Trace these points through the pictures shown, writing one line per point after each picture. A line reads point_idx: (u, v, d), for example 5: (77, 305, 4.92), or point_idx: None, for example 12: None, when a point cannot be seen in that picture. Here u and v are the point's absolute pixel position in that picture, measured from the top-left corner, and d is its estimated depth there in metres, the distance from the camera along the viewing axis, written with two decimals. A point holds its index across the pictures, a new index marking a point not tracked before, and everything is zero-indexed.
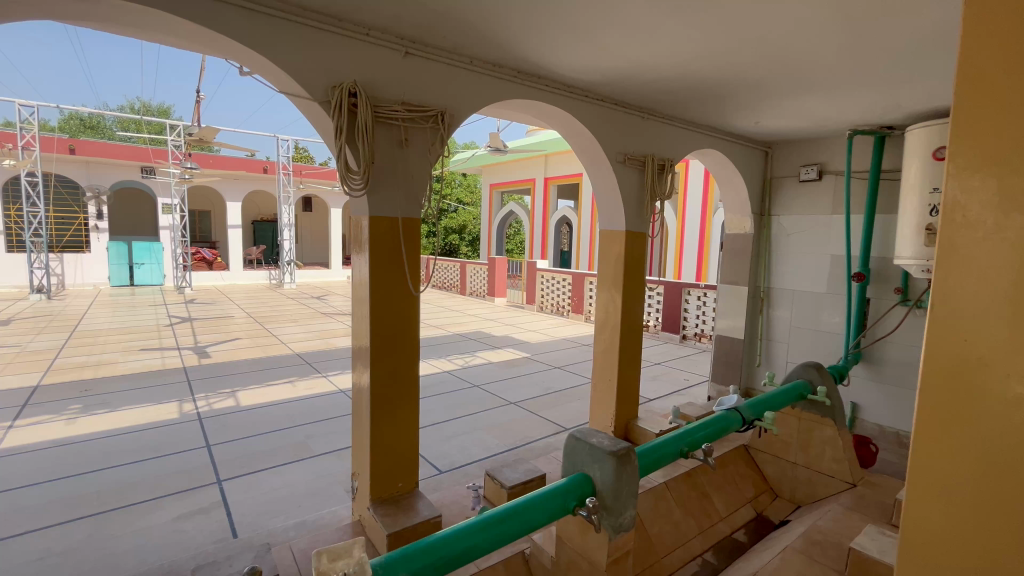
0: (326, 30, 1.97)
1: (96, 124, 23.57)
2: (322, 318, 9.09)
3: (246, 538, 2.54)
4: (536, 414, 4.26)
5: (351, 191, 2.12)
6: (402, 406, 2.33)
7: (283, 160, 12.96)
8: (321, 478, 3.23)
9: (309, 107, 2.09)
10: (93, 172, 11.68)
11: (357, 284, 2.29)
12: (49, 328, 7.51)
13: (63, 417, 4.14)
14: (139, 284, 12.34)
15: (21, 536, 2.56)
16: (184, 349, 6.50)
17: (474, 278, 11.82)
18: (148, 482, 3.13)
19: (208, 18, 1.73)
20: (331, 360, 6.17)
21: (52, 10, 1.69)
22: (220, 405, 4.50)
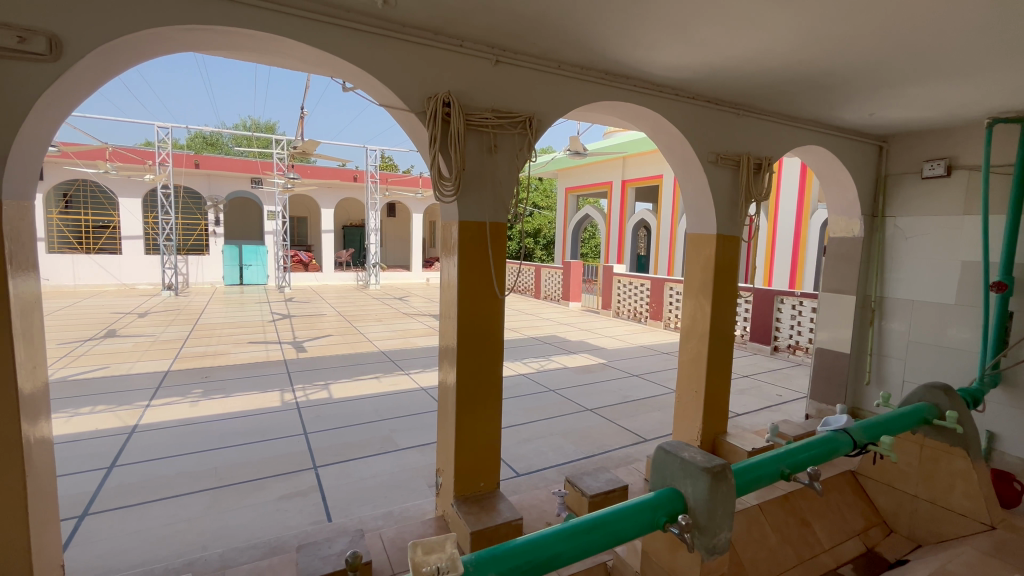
0: (424, 45, 2.07)
1: (216, 141, 26.64)
2: (403, 317, 9.55)
3: (340, 523, 2.72)
4: (614, 422, 4.16)
5: (442, 198, 2.20)
6: (486, 408, 2.37)
7: (371, 169, 13.81)
8: (405, 471, 3.38)
9: (406, 118, 2.20)
10: (213, 183, 13.20)
11: (446, 287, 2.37)
12: (177, 321, 8.59)
13: (188, 399, 4.71)
14: (247, 283, 13.73)
15: (158, 502, 2.93)
16: (284, 343, 7.13)
17: (548, 281, 11.82)
18: (256, 463, 3.46)
19: (321, 40, 1.88)
20: (413, 358, 6.46)
21: (195, 45, 1.93)
22: (315, 396, 4.88)
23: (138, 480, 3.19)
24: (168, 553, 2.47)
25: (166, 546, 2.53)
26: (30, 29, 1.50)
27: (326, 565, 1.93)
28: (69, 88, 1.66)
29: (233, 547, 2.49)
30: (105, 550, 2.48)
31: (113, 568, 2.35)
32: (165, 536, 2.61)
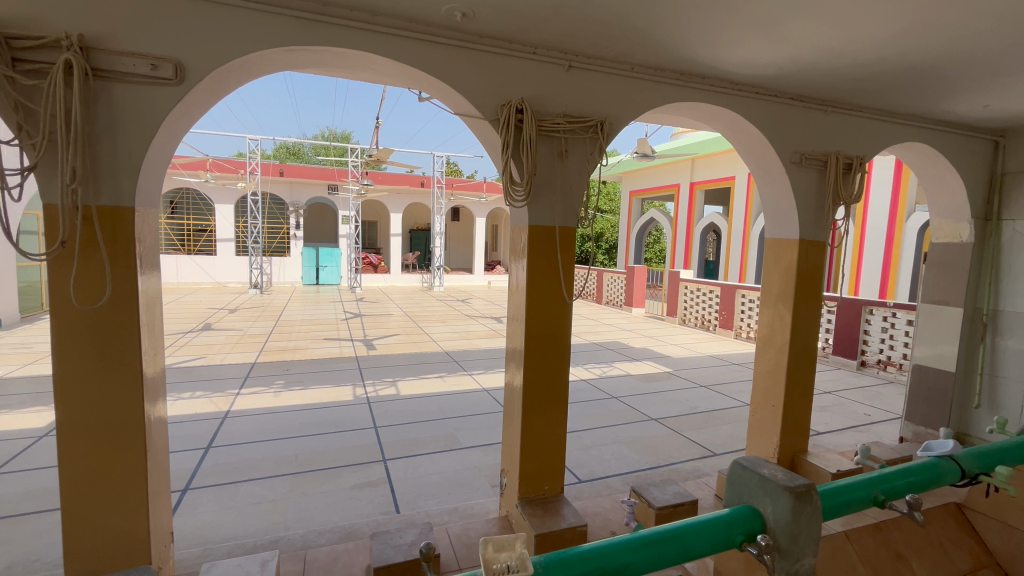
0: (498, 54, 2.12)
1: (298, 151, 28.70)
2: (466, 319, 9.78)
3: (408, 515, 2.83)
4: (681, 434, 4.01)
5: (513, 202, 2.24)
6: (552, 412, 2.38)
7: (438, 174, 14.26)
8: (469, 469, 3.46)
9: (480, 125, 2.26)
10: (295, 190, 14.23)
11: (514, 289, 2.41)
12: (262, 317, 9.33)
13: (272, 389, 5.11)
14: (323, 283, 14.58)
15: (246, 482, 3.20)
16: (356, 341, 7.53)
17: (611, 286, 11.61)
18: (332, 452, 3.68)
19: (404, 54, 1.99)
20: (475, 359, 6.59)
21: (292, 64, 2.11)
22: (384, 392, 5.11)
23: (230, 460, 3.50)
24: (256, 530, 2.69)
25: (254, 523, 2.76)
26: (160, 56, 1.71)
27: (398, 554, 2.02)
28: (189, 107, 1.87)
29: (311, 530, 2.66)
30: (203, 522, 2.74)
31: (210, 539, 2.59)
32: (253, 514, 2.85)
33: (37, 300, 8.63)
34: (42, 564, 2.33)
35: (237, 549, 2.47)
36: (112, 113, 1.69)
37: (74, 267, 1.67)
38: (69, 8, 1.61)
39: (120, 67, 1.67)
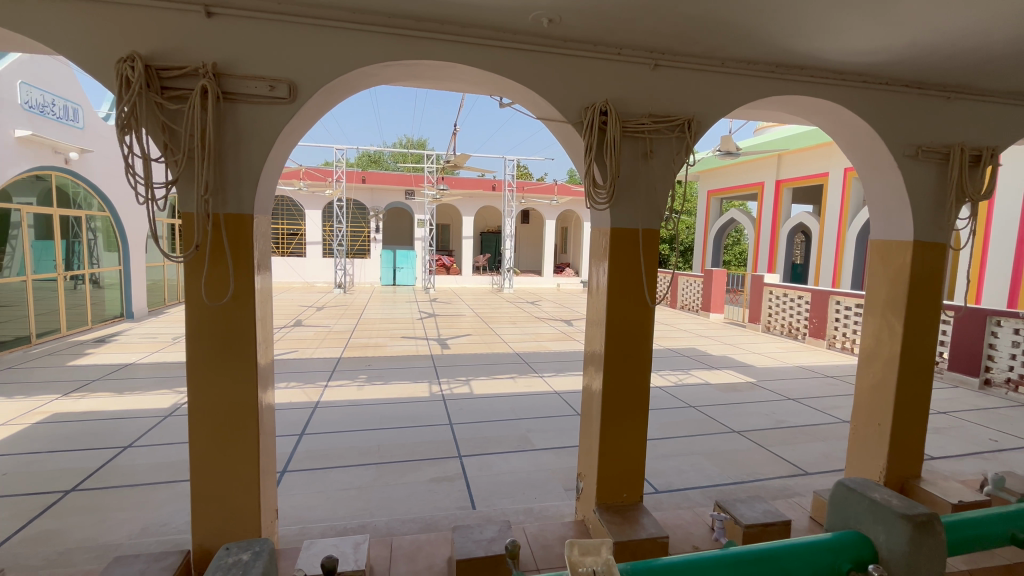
0: (583, 57, 2.12)
1: (378, 159, 30.34)
2: (536, 321, 9.82)
3: (484, 512, 2.90)
4: (767, 449, 3.76)
5: (594, 205, 2.23)
6: (632, 418, 2.33)
7: (509, 178, 14.44)
8: (542, 471, 3.47)
9: (562, 129, 2.28)
10: (375, 196, 15.09)
11: (594, 292, 2.39)
12: (346, 315, 9.98)
13: (356, 383, 5.45)
14: (400, 283, 15.31)
15: (335, 469, 3.44)
16: (430, 340, 7.83)
17: (686, 290, 11.13)
18: (411, 445, 3.86)
19: (489, 63, 2.05)
20: (546, 362, 6.59)
21: (386, 79, 2.24)
22: (458, 391, 5.26)
23: (321, 448, 3.78)
24: (345, 514, 2.89)
25: (343, 507, 2.96)
26: (276, 78, 1.89)
27: (479, 549, 2.07)
28: (299, 123, 2.05)
29: (394, 518, 2.81)
30: (300, 504, 2.98)
31: (305, 519, 2.82)
32: (341, 498, 3.05)
33: (161, 296, 9.82)
34: (170, 528, 2.65)
35: (329, 530, 2.67)
36: (237, 131, 1.90)
37: (205, 270, 1.90)
38: (204, 42, 1.83)
39: (244, 90, 1.87)
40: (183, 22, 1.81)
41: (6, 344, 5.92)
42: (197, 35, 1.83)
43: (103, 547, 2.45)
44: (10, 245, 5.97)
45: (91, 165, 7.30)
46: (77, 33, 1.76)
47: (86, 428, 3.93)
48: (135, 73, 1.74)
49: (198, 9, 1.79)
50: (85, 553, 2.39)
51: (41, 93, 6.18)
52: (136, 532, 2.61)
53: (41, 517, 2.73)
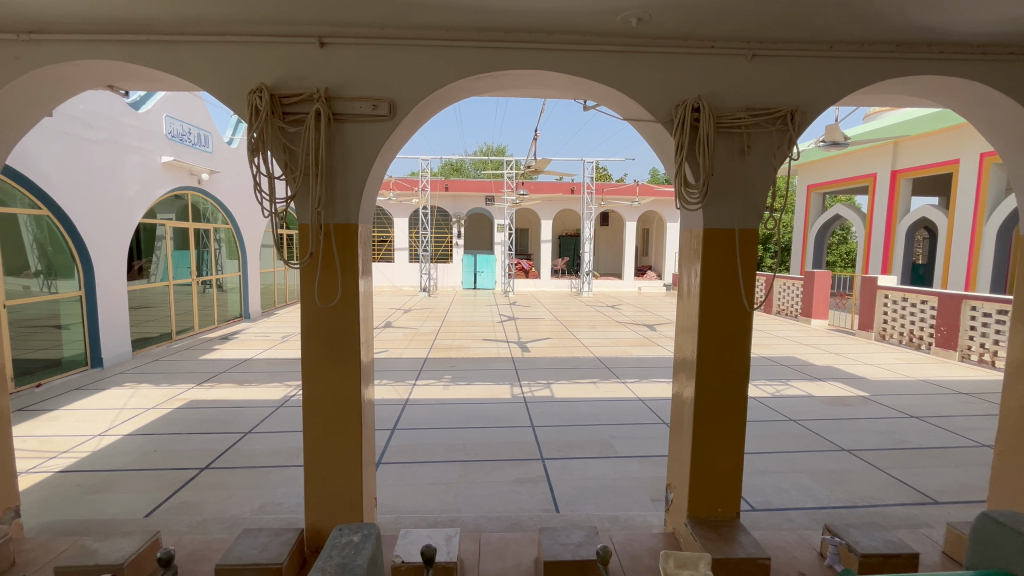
0: (672, 54, 2.07)
1: (460, 167, 31.56)
2: (617, 325, 9.60)
3: (568, 516, 2.89)
4: (885, 472, 3.35)
5: (686, 206, 2.15)
6: (728, 429, 2.21)
7: (588, 180, 14.27)
8: (627, 479, 3.39)
9: (651, 128, 2.23)
10: (458, 203, 15.67)
11: (685, 296, 2.30)
12: (431, 317, 10.44)
13: (442, 383, 5.69)
14: (480, 287, 15.69)
15: (424, 464, 3.61)
16: (511, 342, 7.96)
17: (784, 294, 10.27)
18: (494, 445, 3.95)
19: (576, 67, 2.07)
20: (628, 367, 6.42)
21: (476, 90, 2.34)
22: (539, 394, 5.29)
23: (411, 443, 3.99)
24: (434, 508, 3.02)
25: (432, 501, 3.10)
26: (378, 97, 2.05)
27: (566, 552, 2.07)
28: (397, 137, 2.20)
29: (481, 515, 2.89)
30: (393, 494, 3.18)
31: (399, 509, 2.99)
32: (431, 493, 3.20)
33: (273, 299, 10.95)
34: (284, 508, 2.95)
35: (421, 522, 2.81)
36: (344, 148, 2.08)
37: (317, 275, 2.10)
38: (319, 69, 2.04)
39: (350, 110, 2.05)
40: (302, 53, 2.04)
41: (153, 340, 6.92)
42: (312, 64, 2.04)
43: (231, 521, 2.78)
44: (156, 254, 7.00)
45: (219, 184, 8.35)
46: (218, 71, 2.04)
47: (214, 414, 4.48)
48: (262, 102, 1.97)
49: (313, 41, 2.00)
50: (218, 524, 2.73)
51: (179, 123, 7.21)
52: (256, 509, 2.93)
53: (182, 489, 3.16)
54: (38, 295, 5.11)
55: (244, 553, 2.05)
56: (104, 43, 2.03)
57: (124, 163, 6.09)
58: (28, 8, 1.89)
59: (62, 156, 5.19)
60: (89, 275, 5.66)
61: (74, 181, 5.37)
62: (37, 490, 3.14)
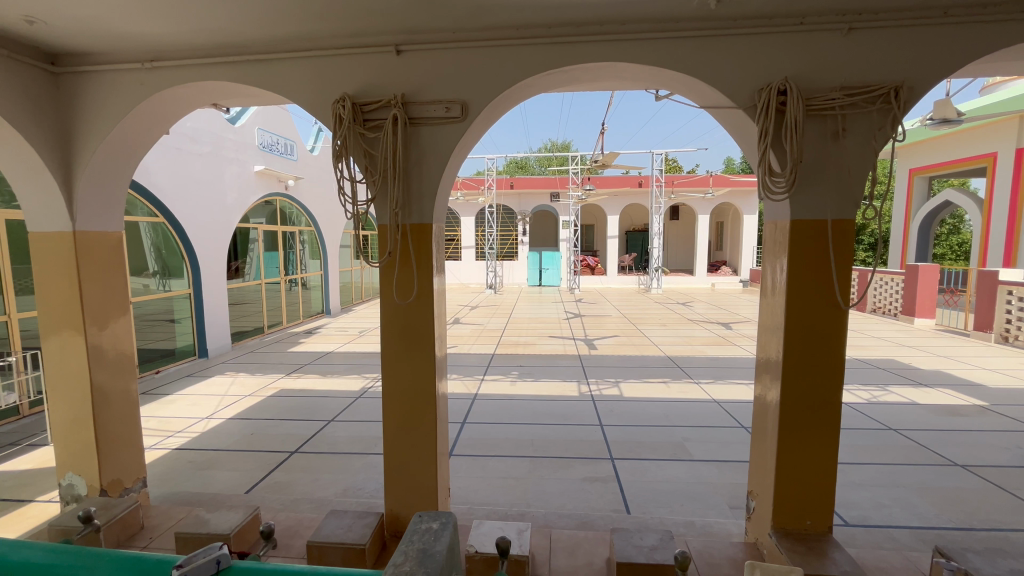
0: (756, 34, 1.94)
1: (526, 165, 31.84)
2: (688, 323, 9.20)
3: (639, 518, 2.82)
4: (1010, 492, 2.95)
5: (771, 196, 2.01)
6: (818, 437, 2.05)
7: (657, 172, 13.76)
8: (703, 484, 3.24)
9: (731, 114, 2.11)
10: (523, 201, 15.74)
11: (770, 292, 2.16)
12: (497, 314, 10.59)
13: (509, 379, 5.76)
14: (545, 284, 15.66)
15: (494, 458, 3.67)
16: (578, 340, 7.88)
17: (881, 290, 9.33)
18: (563, 442, 3.94)
19: (650, 56, 2.00)
20: (701, 367, 6.13)
21: (546, 86, 2.34)
22: (607, 392, 5.20)
23: (481, 437, 4.08)
24: (504, 501, 3.07)
25: (502, 495, 3.15)
26: (451, 99, 2.11)
27: (640, 555, 2.03)
28: (469, 138, 2.24)
29: (551, 512, 2.90)
30: (465, 485, 3.27)
31: (470, 501, 3.07)
32: (501, 486, 3.25)
33: (351, 296, 11.64)
34: (364, 493, 3.13)
35: (493, 514, 2.87)
36: (419, 150, 2.15)
37: (395, 274, 2.21)
38: (396, 76, 2.13)
39: (424, 114, 2.12)
40: (380, 62, 2.14)
41: (248, 333, 7.62)
42: (390, 71, 2.13)
43: (318, 502, 3.00)
44: (250, 255, 7.69)
45: (303, 190, 9.00)
46: (308, 83, 2.20)
47: (301, 403, 4.85)
48: (346, 111, 2.10)
49: (391, 49, 2.10)
50: (307, 504, 2.97)
51: (269, 134, 7.85)
52: (340, 492, 3.14)
53: (276, 470, 3.46)
54: (156, 293, 5.81)
55: (331, 532, 2.20)
56: (210, 64, 2.26)
57: (224, 173, 6.74)
58: (152, 36, 2.15)
59: (174, 169, 5.84)
60: (196, 274, 6.32)
61: (184, 191, 6.02)
62: (157, 464, 3.56)
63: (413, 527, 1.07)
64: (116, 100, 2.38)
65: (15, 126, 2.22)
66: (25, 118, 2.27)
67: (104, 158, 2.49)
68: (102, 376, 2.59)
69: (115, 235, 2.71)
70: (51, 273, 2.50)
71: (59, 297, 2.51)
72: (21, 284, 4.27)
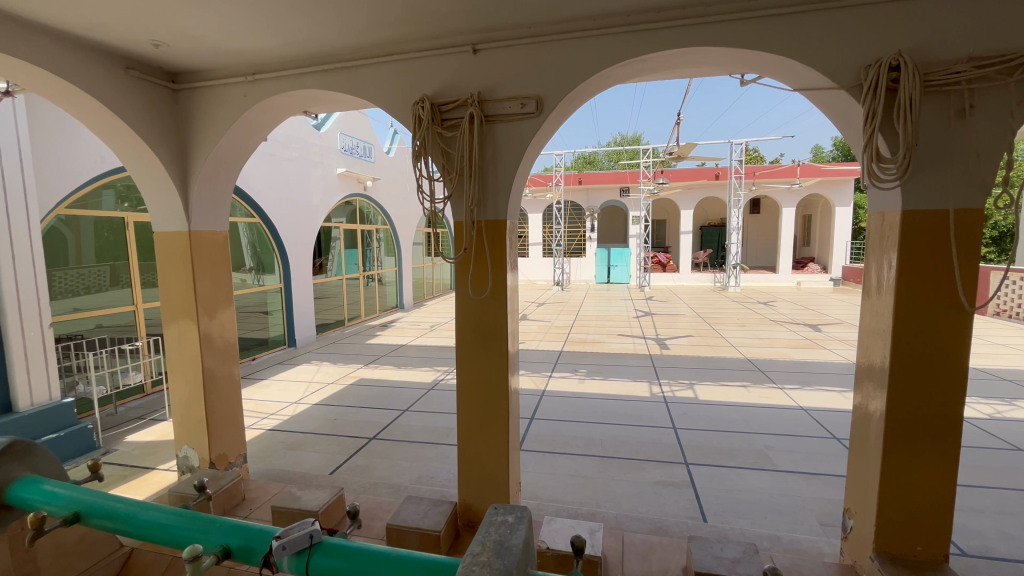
0: (863, 6, 1.76)
1: (594, 160, 31.38)
2: (770, 324, 8.60)
3: (717, 528, 2.69)
4: None
5: (878, 184, 1.82)
6: (932, 454, 1.83)
7: (736, 163, 12.95)
8: (789, 497, 3.02)
9: (831, 96, 1.93)
10: (591, 196, 15.50)
11: (875, 292, 1.95)
12: (564, 311, 10.53)
13: (577, 376, 5.70)
14: (614, 281, 15.34)
15: (562, 455, 3.66)
16: (649, 339, 7.63)
17: (1005, 291, 8.17)
18: (634, 444, 3.83)
19: (737, 39, 1.89)
20: (785, 372, 5.70)
21: (624, 77, 2.28)
22: (681, 394, 4.99)
23: (549, 433, 4.08)
24: (575, 499, 3.05)
25: (572, 493, 3.12)
26: (526, 95, 2.11)
27: (720, 566, 1.92)
28: (544, 134, 2.23)
29: (623, 513, 2.84)
30: (534, 481, 3.28)
31: (540, 496, 3.08)
32: (570, 484, 3.23)
33: (422, 291, 12.10)
34: (437, 481, 3.25)
35: (563, 511, 2.87)
36: (495, 146, 2.18)
37: (470, 270, 2.25)
38: (473, 74, 2.17)
39: (500, 111, 2.14)
40: (458, 61, 2.19)
41: (330, 325, 8.17)
42: (466, 70, 2.18)
43: (395, 487, 3.15)
44: (333, 252, 8.22)
45: (380, 190, 9.46)
46: (389, 87, 2.30)
47: (378, 392, 5.11)
48: (425, 111, 2.17)
49: (468, 48, 2.14)
50: (385, 488, 3.13)
51: (350, 138, 8.34)
52: (414, 479, 3.27)
53: (357, 454, 3.68)
54: (252, 287, 6.32)
55: (409, 517, 2.30)
56: (304, 74, 2.43)
57: (310, 176, 7.25)
58: (255, 51, 2.35)
59: (268, 172, 6.37)
60: (286, 270, 6.86)
61: (276, 194, 6.55)
62: (255, 443, 3.92)
63: (487, 518, 1.08)
64: (223, 111, 2.63)
65: (144, 140, 2.53)
66: (152, 130, 2.57)
67: (213, 164, 2.76)
68: (211, 360, 2.89)
69: (222, 234, 3.00)
70: (171, 267, 2.82)
71: (176, 288, 2.82)
72: (145, 278, 4.86)
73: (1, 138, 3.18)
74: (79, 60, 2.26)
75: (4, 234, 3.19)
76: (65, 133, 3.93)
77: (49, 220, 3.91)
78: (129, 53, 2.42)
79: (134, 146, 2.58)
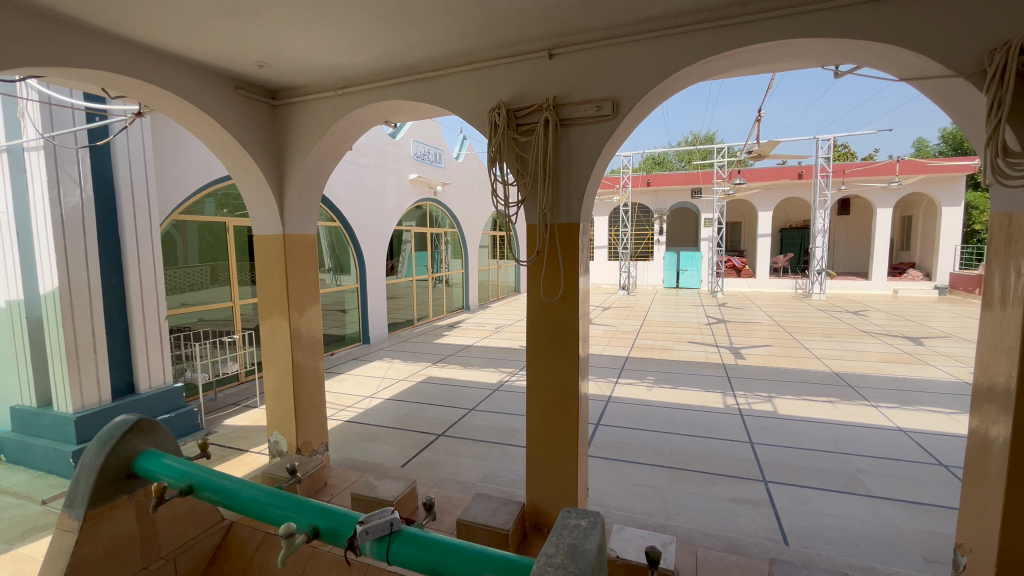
0: None
1: (663, 160, 30.49)
2: (861, 336, 7.88)
3: (800, 553, 2.50)
4: None
5: (1008, 180, 1.61)
6: None
7: (823, 161, 11.97)
8: (886, 526, 2.75)
9: (946, 85, 1.75)
10: (660, 198, 15.00)
11: (998, 303, 1.73)
12: (631, 316, 10.30)
13: (645, 383, 5.54)
14: (683, 286, 14.80)
15: (630, 463, 3.57)
16: (722, 347, 7.26)
17: None
18: (706, 457, 3.66)
19: (834, 28, 1.76)
20: (879, 388, 5.19)
21: (704, 75, 2.20)
22: (757, 407, 4.70)
23: (616, 440, 4.00)
24: (643, 509, 2.96)
25: (640, 503, 3.04)
26: (602, 97, 2.09)
27: None
28: (620, 135, 2.21)
29: (695, 528, 2.73)
30: (601, 487, 3.23)
31: (607, 504, 3.03)
32: (638, 493, 3.14)
33: (488, 293, 12.33)
34: (504, 481, 3.29)
35: (631, 521, 2.80)
36: (569, 149, 2.18)
37: (541, 275, 2.27)
38: (549, 77, 2.19)
39: (576, 114, 2.14)
40: (534, 67, 2.22)
41: (401, 324, 8.53)
42: (541, 75, 2.21)
43: (464, 483, 3.24)
44: (404, 254, 8.57)
45: (449, 194, 9.75)
46: (466, 96, 2.38)
47: (446, 391, 5.26)
48: (501, 118, 2.22)
49: (544, 54, 2.17)
50: (454, 484, 3.22)
51: (422, 145, 8.70)
52: (481, 477, 3.34)
53: (426, 450, 3.81)
54: (331, 286, 6.71)
55: (478, 513, 2.35)
56: (388, 86, 2.58)
57: (385, 182, 7.64)
58: (345, 66, 2.53)
59: (347, 179, 6.79)
60: (362, 270, 7.26)
61: (354, 199, 6.96)
62: (335, 433, 4.18)
63: (560, 522, 1.08)
64: (315, 123, 2.84)
65: (248, 152, 2.79)
66: (254, 143, 2.83)
67: (305, 173, 2.99)
68: (300, 354, 3.12)
69: (311, 236, 3.24)
70: (266, 267, 3.08)
71: (271, 286, 3.08)
72: (241, 277, 5.35)
73: (131, 153, 3.63)
74: (198, 83, 2.55)
75: (132, 237, 3.65)
76: (181, 147, 4.44)
77: (166, 225, 4.42)
78: (237, 74, 2.69)
79: (238, 157, 2.85)
